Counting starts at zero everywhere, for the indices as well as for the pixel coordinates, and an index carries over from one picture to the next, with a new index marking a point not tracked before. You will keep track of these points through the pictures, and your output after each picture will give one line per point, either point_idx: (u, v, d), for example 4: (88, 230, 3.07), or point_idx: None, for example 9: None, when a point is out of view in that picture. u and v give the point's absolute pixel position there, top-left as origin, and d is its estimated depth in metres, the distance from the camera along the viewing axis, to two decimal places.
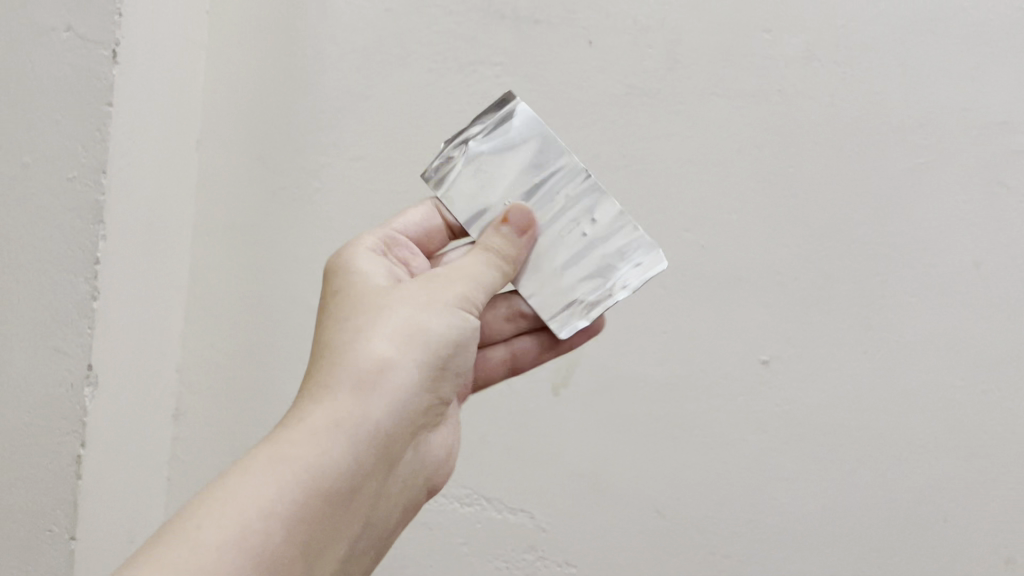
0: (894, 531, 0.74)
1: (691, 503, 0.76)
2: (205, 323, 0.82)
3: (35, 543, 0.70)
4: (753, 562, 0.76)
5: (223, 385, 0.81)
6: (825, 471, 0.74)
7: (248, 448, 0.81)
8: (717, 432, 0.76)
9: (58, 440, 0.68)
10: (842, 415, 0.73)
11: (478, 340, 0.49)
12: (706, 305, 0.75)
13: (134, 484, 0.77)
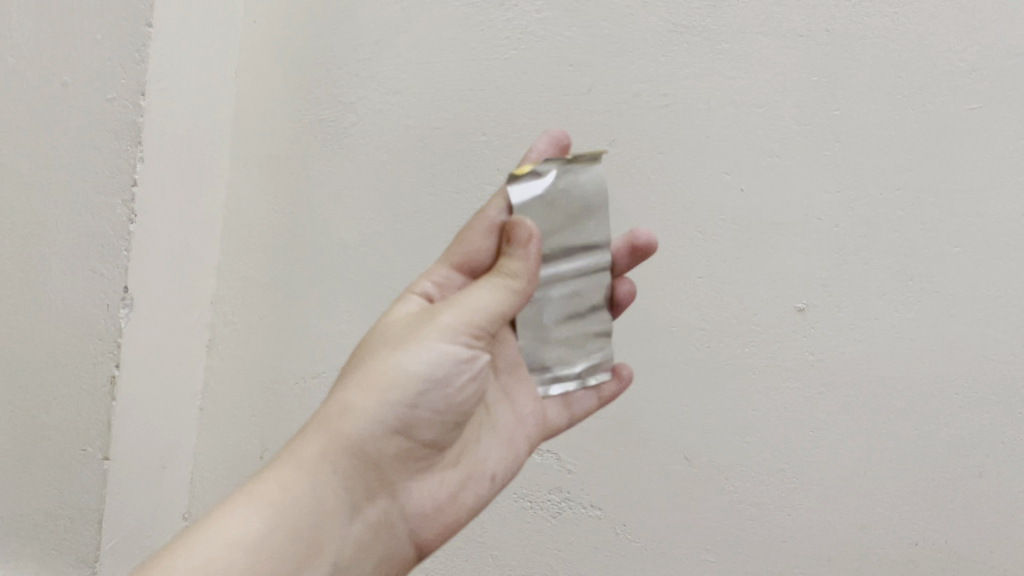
0: (925, 483, 0.72)
1: (720, 450, 0.76)
2: (239, 256, 0.82)
3: (68, 464, 0.71)
4: (780, 510, 0.75)
5: (256, 318, 0.82)
6: (857, 420, 0.73)
7: (279, 380, 0.82)
8: (749, 380, 0.75)
9: (94, 361, 0.69)
10: (878, 365, 0.72)
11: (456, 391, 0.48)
12: (741, 250, 0.74)
13: (165, 412, 0.78)
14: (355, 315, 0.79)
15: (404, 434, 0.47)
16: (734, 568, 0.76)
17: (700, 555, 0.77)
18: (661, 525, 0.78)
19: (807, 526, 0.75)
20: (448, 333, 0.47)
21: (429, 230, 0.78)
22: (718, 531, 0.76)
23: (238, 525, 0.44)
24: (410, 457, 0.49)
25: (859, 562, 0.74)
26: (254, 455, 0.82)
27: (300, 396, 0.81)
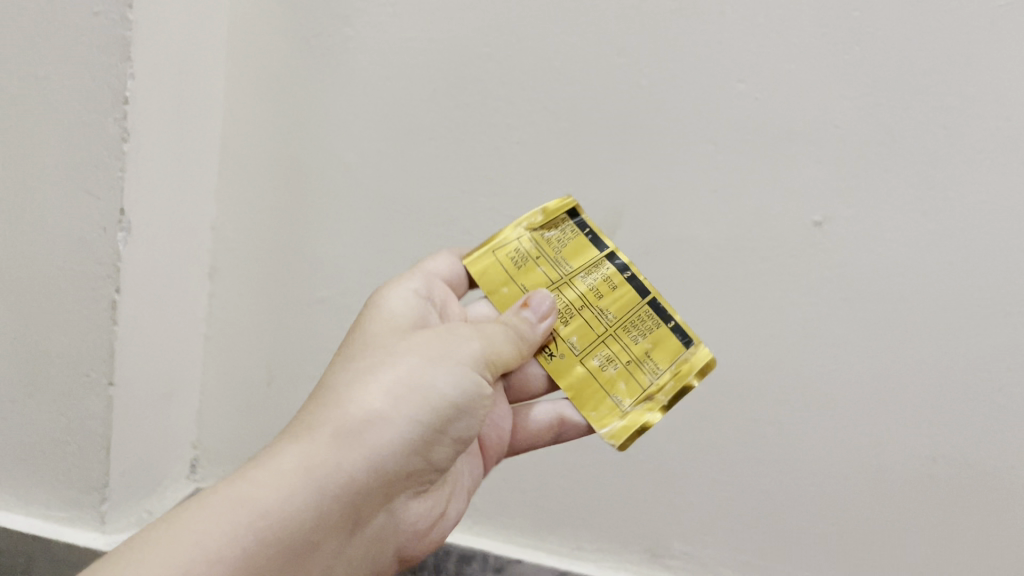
0: (945, 397, 0.71)
1: (731, 370, 0.74)
2: (240, 181, 0.80)
3: (70, 391, 0.71)
4: (792, 427, 0.74)
5: (259, 243, 0.80)
6: (875, 335, 0.71)
7: (283, 308, 0.81)
8: (763, 296, 0.73)
9: (93, 285, 0.68)
10: (897, 278, 0.70)
11: (427, 437, 0.50)
12: (754, 162, 0.71)
13: (168, 339, 0.77)
14: (361, 241, 0.78)
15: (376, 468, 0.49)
16: (744, 486, 0.76)
17: (710, 475, 0.77)
18: (671, 446, 0.77)
19: (820, 443, 0.74)
20: (449, 367, 0.51)
21: (432, 148, 0.75)
22: (729, 450, 0.76)
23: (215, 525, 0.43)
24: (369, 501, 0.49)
25: (872, 478, 0.74)
26: (261, 381, 0.83)
27: (306, 322, 0.81)
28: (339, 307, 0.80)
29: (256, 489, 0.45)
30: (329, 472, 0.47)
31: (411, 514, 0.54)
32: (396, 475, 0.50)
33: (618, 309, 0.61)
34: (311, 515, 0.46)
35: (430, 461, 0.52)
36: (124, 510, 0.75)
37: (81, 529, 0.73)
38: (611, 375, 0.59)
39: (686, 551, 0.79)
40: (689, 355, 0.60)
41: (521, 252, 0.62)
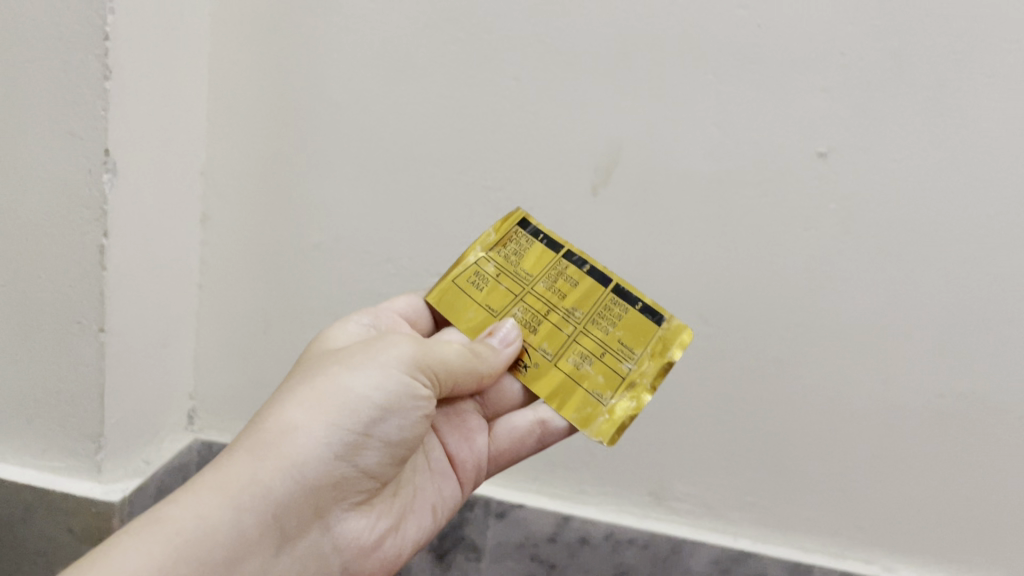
0: (953, 330, 0.69)
1: (735, 307, 0.73)
2: (228, 125, 0.77)
3: (61, 338, 0.69)
4: (797, 364, 0.73)
5: (250, 189, 0.78)
6: (881, 268, 0.69)
7: (277, 255, 0.79)
8: (766, 231, 0.70)
9: (80, 229, 0.67)
10: (905, 208, 0.68)
11: (358, 445, 0.50)
12: (756, 92, 0.68)
13: (160, 287, 0.75)
14: (354, 184, 0.76)
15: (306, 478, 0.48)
16: (748, 426, 0.75)
17: (714, 416, 0.76)
18: (674, 387, 0.75)
19: (825, 379, 0.73)
20: (384, 372, 0.51)
21: (421, 86, 0.73)
22: (733, 390, 0.75)
23: (137, 540, 0.43)
24: (301, 512, 0.49)
25: (880, 414, 0.72)
26: (257, 331, 0.82)
27: (300, 269, 0.79)
28: (334, 253, 0.78)
29: (179, 515, 0.44)
30: (249, 487, 0.46)
31: (353, 528, 0.53)
32: (323, 485, 0.49)
33: (582, 303, 0.61)
34: (232, 535, 0.45)
35: (362, 468, 0.51)
36: (121, 460, 0.74)
37: (78, 479, 0.72)
38: (587, 371, 0.59)
39: (689, 493, 0.78)
40: (662, 332, 0.60)
41: (479, 273, 0.62)
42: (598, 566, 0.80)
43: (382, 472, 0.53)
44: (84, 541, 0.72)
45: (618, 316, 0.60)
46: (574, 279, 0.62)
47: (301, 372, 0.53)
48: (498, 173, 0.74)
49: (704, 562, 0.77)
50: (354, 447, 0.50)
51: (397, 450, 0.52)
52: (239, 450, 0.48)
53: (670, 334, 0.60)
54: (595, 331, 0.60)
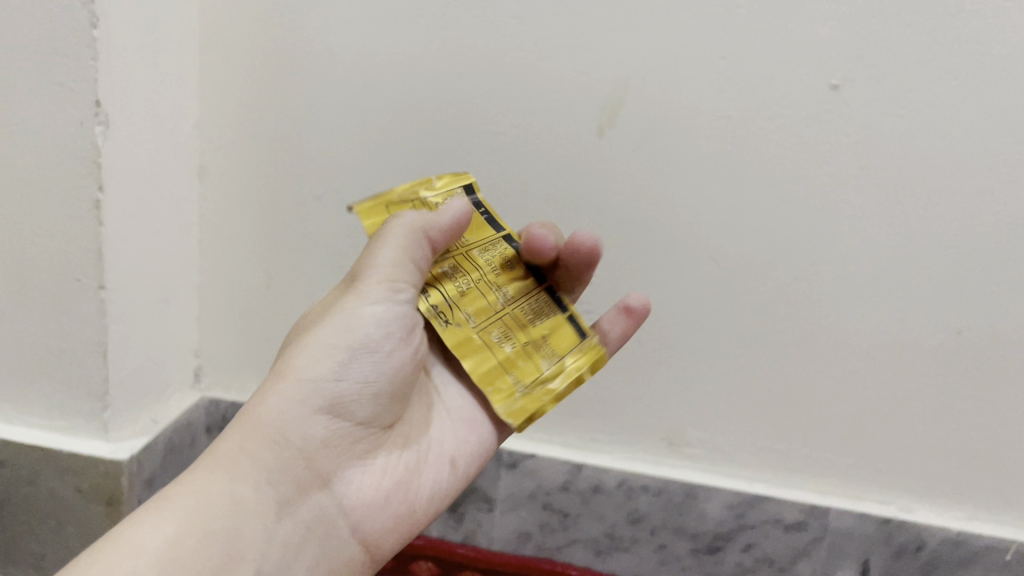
0: (971, 265, 0.68)
1: (746, 249, 0.71)
2: (221, 73, 0.75)
3: (61, 296, 0.68)
4: (810, 304, 0.71)
5: (246, 140, 0.76)
6: (896, 203, 0.67)
7: (277, 208, 0.78)
8: (777, 168, 0.68)
9: (74, 184, 0.65)
10: (921, 140, 0.66)
11: (335, 389, 0.51)
12: (766, 23, 0.65)
13: (159, 243, 0.73)
14: (353, 133, 0.74)
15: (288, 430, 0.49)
16: (762, 369, 0.74)
17: (726, 360, 0.74)
18: (686, 331, 0.74)
19: (839, 319, 0.71)
20: (348, 313, 0.52)
21: (418, 27, 0.70)
22: (745, 334, 0.73)
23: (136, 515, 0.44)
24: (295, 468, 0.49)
25: (897, 354, 0.71)
26: (260, 287, 0.81)
27: (301, 221, 0.78)
28: (335, 204, 0.76)
29: (183, 487, 0.45)
30: (241, 451, 0.48)
31: (368, 481, 0.53)
32: (310, 440, 0.50)
33: (509, 287, 0.58)
34: (232, 491, 0.46)
35: (355, 415, 0.52)
36: (128, 418, 0.73)
37: (84, 438, 0.71)
38: (507, 352, 0.55)
39: (702, 438, 0.77)
40: (584, 350, 0.58)
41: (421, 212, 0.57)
42: (612, 514, 0.79)
43: (377, 418, 0.53)
44: (94, 500, 0.71)
45: (541, 314, 0.58)
46: (510, 261, 0.59)
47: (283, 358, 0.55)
48: (500, 117, 0.72)
49: (719, 508, 0.77)
50: (333, 395, 0.51)
51: (387, 391, 0.53)
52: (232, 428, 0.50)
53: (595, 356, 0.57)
54: (518, 314, 0.57)
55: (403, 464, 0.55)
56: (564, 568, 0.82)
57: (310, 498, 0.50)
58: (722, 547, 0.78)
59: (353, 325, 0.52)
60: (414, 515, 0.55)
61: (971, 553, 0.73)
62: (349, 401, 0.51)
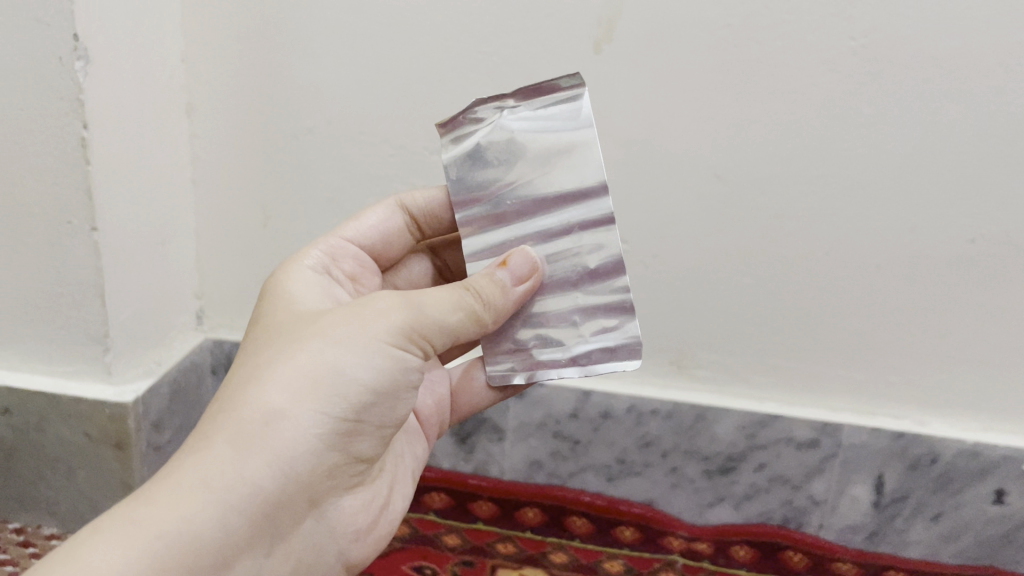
0: (983, 169, 0.66)
1: (751, 162, 0.69)
2: (203, 4, 0.72)
3: (54, 238, 0.67)
4: (818, 217, 0.69)
5: (233, 74, 0.74)
6: (906, 107, 0.65)
7: (269, 143, 0.76)
8: (781, 77, 0.66)
9: (58, 124, 0.63)
10: (931, 40, 0.63)
11: (349, 431, 0.43)
12: None
13: (151, 183, 0.72)
14: (342, 61, 0.72)
15: (299, 472, 0.41)
16: (770, 286, 0.72)
17: (733, 279, 0.73)
18: (691, 251, 0.73)
19: (848, 231, 0.69)
20: (371, 348, 0.43)
21: None
22: (752, 251, 0.72)
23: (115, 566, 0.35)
24: (296, 507, 0.42)
25: (909, 265, 0.69)
26: (257, 224, 0.79)
27: (294, 155, 0.76)
28: (327, 135, 0.75)
29: (165, 524, 0.37)
30: (228, 483, 0.39)
31: (343, 513, 0.46)
32: (317, 474, 0.42)
33: None
34: (213, 537, 0.38)
35: (351, 454, 0.44)
36: (131, 360, 0.73)
37: (88, 382, 0.71)
38: None
39: (712, 360, 0.76)
40: None
41: None
42: (623, 440, 0.79)
43: (379, 450, 0.47)
44: (102, 444, 0.71)
45: None
46: None
47: (267, 346, 0.44)
48: (492, 37, 0.69)
49: (730, 429, 0.76)
50: (348, 434, 0.43)
51: (384, 430, 0.46)
52: (207, 443, 0.40)
53: None
54: None
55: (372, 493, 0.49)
56: (576, 495, 0.82)
57: (301, 532, 0.43)
58: (735, 468, 0.78)
59: (377, 363, 0.43)
60: (387, 530, 0.50)
61: (986, 464, 0.72)
62: (357, 440, 0.44)
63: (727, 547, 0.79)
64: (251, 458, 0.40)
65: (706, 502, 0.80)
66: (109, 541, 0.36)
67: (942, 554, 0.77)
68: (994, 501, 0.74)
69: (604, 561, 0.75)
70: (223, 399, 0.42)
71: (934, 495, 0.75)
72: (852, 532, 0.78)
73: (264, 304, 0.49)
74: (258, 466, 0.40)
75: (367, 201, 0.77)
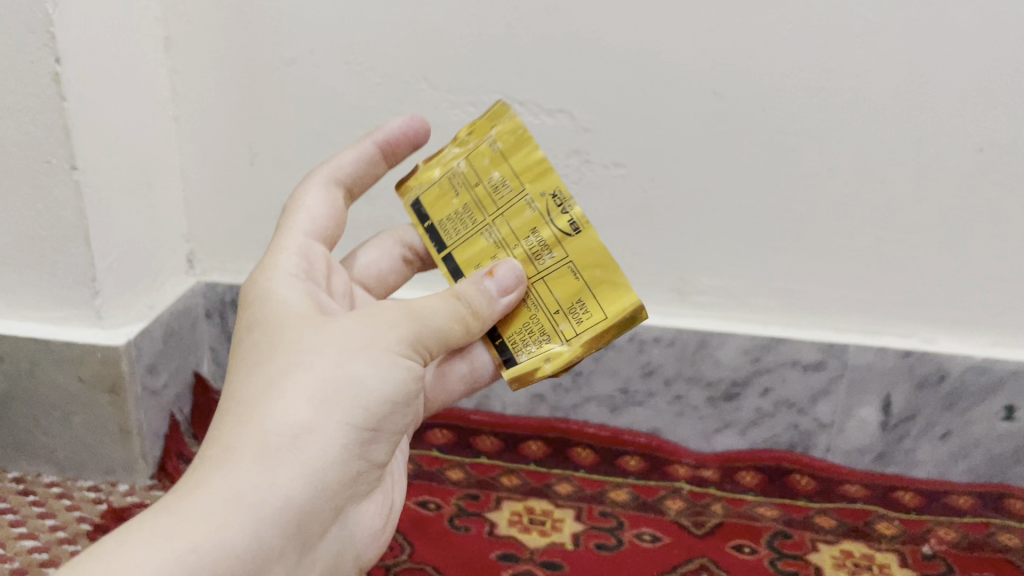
0: (990, 74, 0.63)
1: (750, 77, 0.66)
2: None
3: (33, 180, 0.65)
4: (820, 132, 0.67)
5: (211, 5, 0.71)
6: (910, 13, 0.62)
7: (252, 77, 0.73)
8: None
9: (30, 60, 0.61)
10: None
11: (366, 440, 0.42)
12: None
13: (132, 122, 0.70)
14: None
15: (323, 484, 0.39)
16: (772, 206, 0.70)
17: (734, 199, 0.71)
18: (690, 172, 0.71)
19: (852, 145, 0.67)
20: (389, 364, 0.42)
21: None
22: (753, 170, 0.69)
23: None
24: (319, 518, 0.40)
25: (914, 177, 0.67)
26: (243, 162, 0.77)
27: (278, 89, 0.73)
28: (310, 66, 0.72)
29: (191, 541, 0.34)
30: (258, 497, 0.36)
31: (355, 521, 0.45)
32: (338, 485, 0.41)
33: (500, 177, 0.49)
34: (251, 551, 0.35)
35: (368, 462, 0.43)
36: (122, 304, 0.71)
37: (79, 327, 0.70)
38: (480, 249, 0.49)
39: (714, 285, 0.75)
40: (440, 177, 0.50)
41: (553, 223, 0.48)
42: (626, 369, 0.78)
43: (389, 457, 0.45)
44: (96, 389, 0.70)
45: (480, 188, 0.49)
46: (495, 189, 0.49)
47: (269, 357, 0.42)
48: None
49: (734, 353, 0.75)
50: (365, 445, 0.42)
51: (398, 435, 0.44)
52: (228, 449, 0.37)
53: (430, 169, 0.51)
54: (469, 199, 0.49)
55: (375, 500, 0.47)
56: (579, 427, 0.81)
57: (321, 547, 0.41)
58: (739, 393, 0.77)
59: (395, 374, 0.42)
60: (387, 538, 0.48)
61: (995, 380, 0.71)
62: (372, 450, 0.42)
63: (733, 472, 0.78)
64: (268, 489, 0.37)
65: (710, 430, 0.79)
66: (130, 558, 0.32)
67: (951, 473, 0.76)
68: (1003, 417, 0.73)
69: (609, 490, 0.75)
70: (236, 413, 0.39)
71: (942, 414, 0.74)
72: (859, 454, 0.77)
73: (241, 315, 0.46)
74: (272, 501, 0.37)
75: (355, 134, 0.74)
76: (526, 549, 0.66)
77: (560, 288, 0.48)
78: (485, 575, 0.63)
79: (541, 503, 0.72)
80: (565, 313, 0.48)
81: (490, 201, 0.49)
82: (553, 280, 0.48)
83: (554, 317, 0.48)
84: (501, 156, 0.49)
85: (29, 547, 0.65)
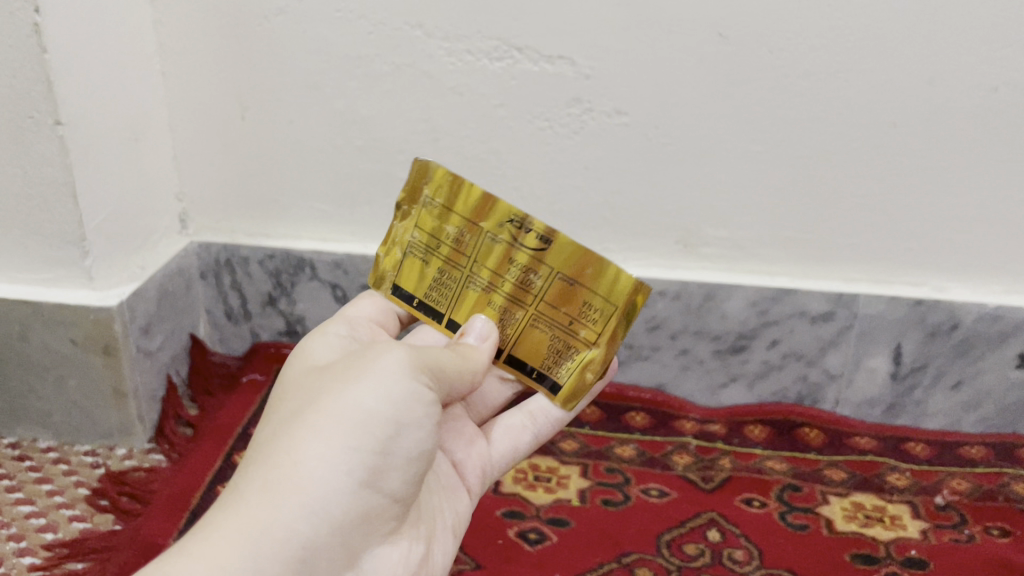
0: (1006, 9, 0.61)
1: (756, 17, 0.64)
2: None
3: (15, 136, 0.63)
4: (829, 74, 0.65)
5: None
6: None
7: (240, 28, 0.71)
8: None
9: (6, 9, 0.58)
10: None
11: (379, 470, 0.41)
12: None
13: (117, 75, 0.68)
14: None
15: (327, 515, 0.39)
16: (780, 152, 0.68)
17: (740, 146, 0.69)
18: (694, 119, 0.68)
19: (862, 87, 0.65)
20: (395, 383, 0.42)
21: None
22: (760, 115, 0.67)
23: None
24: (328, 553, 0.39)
25: (926, 119, 0.65)
26: (234, 118, 0.75)
27: (267, 40, 0.71)
28: (300, 15, 0.70)
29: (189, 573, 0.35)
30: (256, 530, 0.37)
31: (385, 563, 0.43)
32: (348, 518, 0.40)
33: (453, 227, 0.52)
34: None
35: (383, 495, 0.41)
36: (113, 264, 0.70)
37: (69, 287, 0.68)
38: (471, 300, 0.53)
39: (720, 237, 0.73)
40: (404, 250, 0.54)
41: (515, 249, 0.50)
42: (631, 324, 0.76)
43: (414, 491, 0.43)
44: (90, 350, 0.69)
45: (441, 246, 0.52)
46: (456, 238, 0.52)
47: (290, 401, 0.43)
48: None
49: (741, 305, 0.73)
50: (377, 475, 0.41)
51: (419, 465, 0.43)
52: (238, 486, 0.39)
53: (395, 246, 0.54)
54: (439, 263, 0.53)
55: (416, 536, 0.45)
56: None
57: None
58: (747, 346, 0.75)
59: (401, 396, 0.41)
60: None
61: (1009, 327, 0.70)
62: (387, 483, 0.41)
63: (740, 426, 0.76)
64: (267, 525, 0.37)
65: (717, 383, 0.78)
66: None
67: (963, 424, 0.75)
68: (1016, 364, 0.71)
69: (615, 446, 0.73)
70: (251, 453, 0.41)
71: (954, 363, 0.72)
72: (869, 406, 0.76)
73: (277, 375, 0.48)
74: (270, 538, 0.37)
75: (348, 86, 0.72)
76: (531, 507, 0.65)
77: (563, 299, 0.50)
78: (491, 532, 0.62)
79: (546, 460, 0.71)
80: (578, 319, 0.50)
81: (457, 252, 0.52)
82: (550, 296, 0.51)
83: (571, 327, 0.51)
84: (445, 210, 0.52)
85: (26, 513, 0.64)
